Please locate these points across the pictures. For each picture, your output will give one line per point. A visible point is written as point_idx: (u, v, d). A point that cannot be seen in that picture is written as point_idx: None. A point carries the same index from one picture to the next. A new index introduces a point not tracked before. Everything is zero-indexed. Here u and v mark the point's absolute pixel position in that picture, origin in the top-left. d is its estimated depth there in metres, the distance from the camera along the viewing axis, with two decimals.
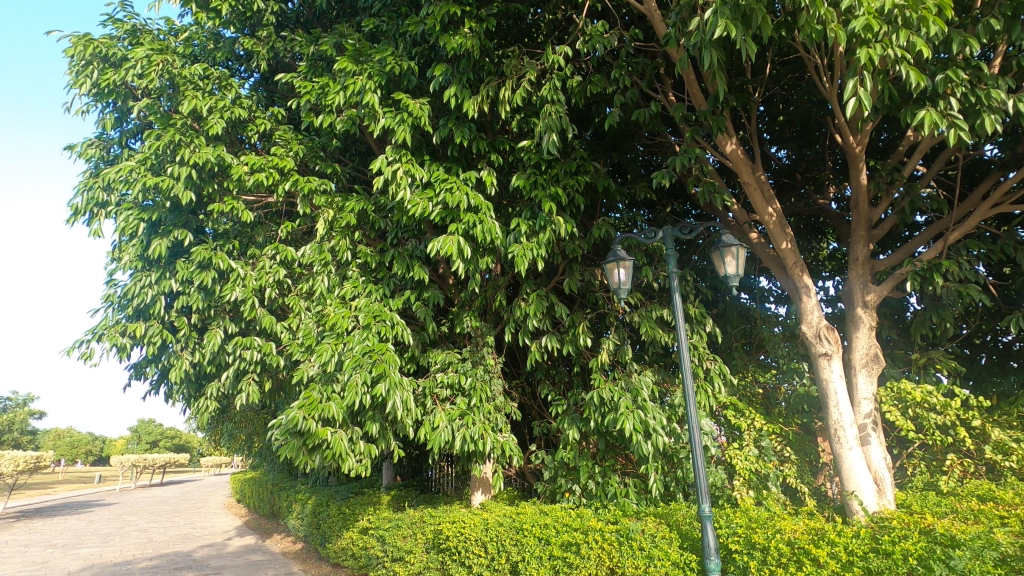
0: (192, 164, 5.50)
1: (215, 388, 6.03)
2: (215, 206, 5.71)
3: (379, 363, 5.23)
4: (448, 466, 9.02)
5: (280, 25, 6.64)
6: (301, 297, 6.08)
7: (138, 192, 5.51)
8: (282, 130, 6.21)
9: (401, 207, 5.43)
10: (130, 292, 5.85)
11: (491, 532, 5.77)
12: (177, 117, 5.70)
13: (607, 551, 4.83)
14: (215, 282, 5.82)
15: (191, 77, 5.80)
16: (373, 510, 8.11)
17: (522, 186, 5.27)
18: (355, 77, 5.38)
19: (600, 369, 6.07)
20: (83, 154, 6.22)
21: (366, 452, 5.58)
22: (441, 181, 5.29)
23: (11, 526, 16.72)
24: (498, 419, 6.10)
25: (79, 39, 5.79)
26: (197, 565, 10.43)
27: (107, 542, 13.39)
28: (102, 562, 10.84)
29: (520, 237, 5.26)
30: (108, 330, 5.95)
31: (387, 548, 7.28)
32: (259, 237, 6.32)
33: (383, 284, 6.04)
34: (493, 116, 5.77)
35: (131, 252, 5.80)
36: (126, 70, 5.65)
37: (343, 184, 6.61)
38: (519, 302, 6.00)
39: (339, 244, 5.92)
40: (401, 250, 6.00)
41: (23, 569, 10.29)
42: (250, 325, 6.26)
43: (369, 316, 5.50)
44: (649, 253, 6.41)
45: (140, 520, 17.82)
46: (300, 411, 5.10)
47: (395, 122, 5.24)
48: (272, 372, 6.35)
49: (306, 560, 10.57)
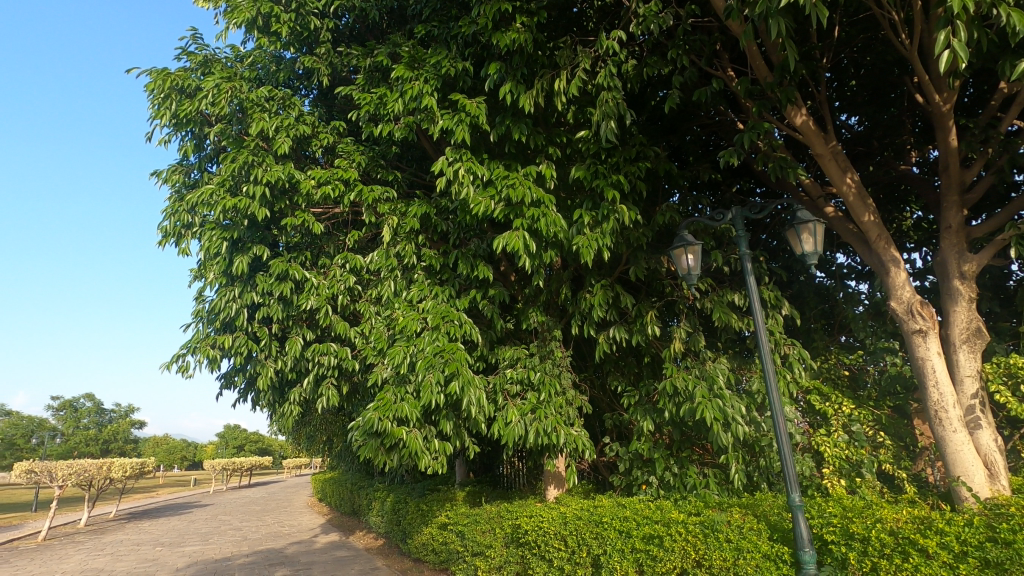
0: (265, 183, 5.80)
1: (297, 393, 6.34)
2: (288, 221, 5.99)
3: (450, 361, 5.32)
4: (519, 462, 9.10)
5: (336, 41, 6.84)
6: (371, 302, 6.29)
7: (219, 213, 5.87)
8: (344, 142, 6.43)
9: (463, 206, 5.51)
10: (216, 307, 6.24)
11: (569, 526, 5.76)
12: (249, 139, 6.01)
13: (692, 544, 4.68)
14: (292, 292, 6.11)
15: (259, 99, 6.08)
16: (450, 506, 8.30)
17: (582, 177, 5.22)
18: (411, 83, 5.50)
19: (671, 359, 5.92)
20: (167, 179, 6.68)
21: (442, 450, 5.71)
22: (501, 178, 5.32)
23: (124, 526, 18.30)
24: (570, 413, 6.11)
25: (158, 75, 6.22)
26: (288, 561, 11.04)
27: (207, 540, 14.38)
28: (204, 559, 11.65)
29: (584, 227, 5.22)
30: (200, 343, 6.39)
31: (467, 543, 7.42)
32: (328, 247, 6.60)
33: (448, 286, 6.15)
34: (548, 110, 5.74)
35: (216, 269, 6.21)
36: (201, 100, 6.02)
37: (404, 191, 6.78)
38: (584, 294, 5.96)
39: (404, 249, 6.09)
40: (464, 251, 6.08)
41: (136, 566, 11.21)
42: (325, 332, 6.53)
43: (437, 316, 5.62)
44: (718, 236, 6.20)
45: (233, 520, 19.03)
46: (375, 412, 5.29)
47: (453, 123, 5.34)
48: (349, 375, 6.61)
49: (388, 555, 10.98)
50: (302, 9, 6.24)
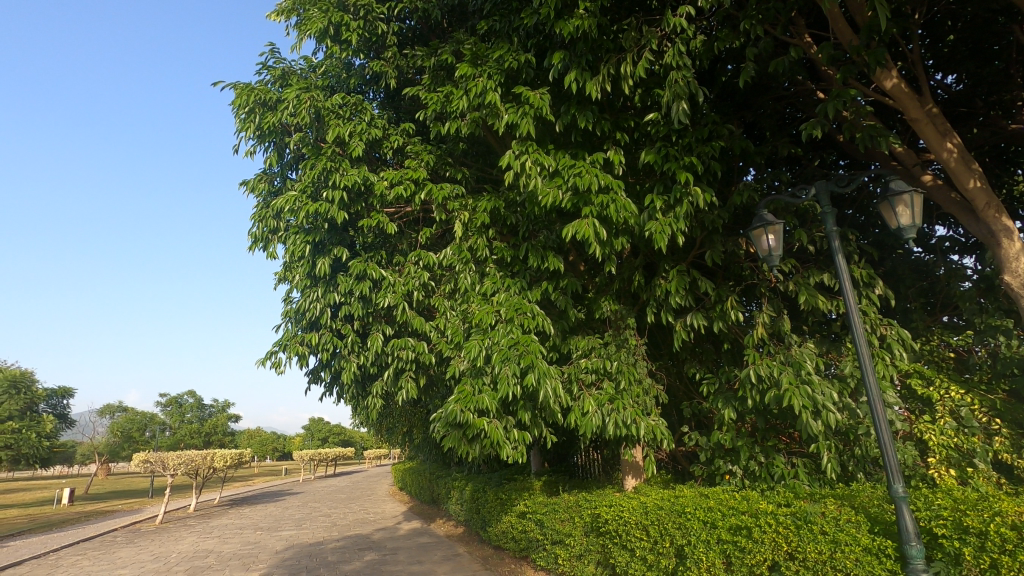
0: (342, 187, 6.07)
1: (379, 386, 6.63)
2: (365, 222, 6.25)
3: (526, 354, 5.37)
4: (595, 452, 9.10)
5: (401, 44, 7.03)
6: (445, 297, 6.46)
7: (302, 217, 6.21)
8: (414, 142, 6.62)
9: (531, 198, 5.54)
10: (303, 306, 6.61)
11: (651, 515, 5.69)
12: (326, 146, 6.31)
13: (784, 535, 4.49)
14: (371, 291, 6.37)
15: (333, 107, 6.36)
16: (528, 495, 8.43)
17: (653, 162, 5.11)
18: (475, 80, 5.58)
19: (753, 345, 5.70)
20: (254, 188, 7.14)
21: (521, 440, 5.81)
22: (568, 167, 5.30)
23: (226, 512, 19.84)
24: (648, 402, 6.03)
25: (243, 90, 6.64)
26: (376, 547, 11.61)
27: (300, 525, 15.35)
28: (300, 542, 12.45)
29: (656, 213, 5.12)
30: (290, 342, 6.80)
31: (547, 532, 7.50)
32: (402, 245, 6.82)
33: (520, 278, 6.21)
34: (614, 94, 5.65)
35: (301, 271, 6.57)
36: (282, 111, 6.38)
37: (472, 186, 6.91)
38: (658, 280, 5.84)
39: (476, 243, 6.22)
40: (534, 242, 6.11)
41: (241, 548, 12.14)
42: (403, 328, 6.76)
43: (510, 309, 5.69)
44: (800, 213, 5.88)
45: (322, 507, 20.19)
46: (456, 403, 5.45)
47: (518, 116, 5.36)
48: (426, 369, 6.83)
49: (469, 542, 11.31)
50: (369, 16, 6.47)
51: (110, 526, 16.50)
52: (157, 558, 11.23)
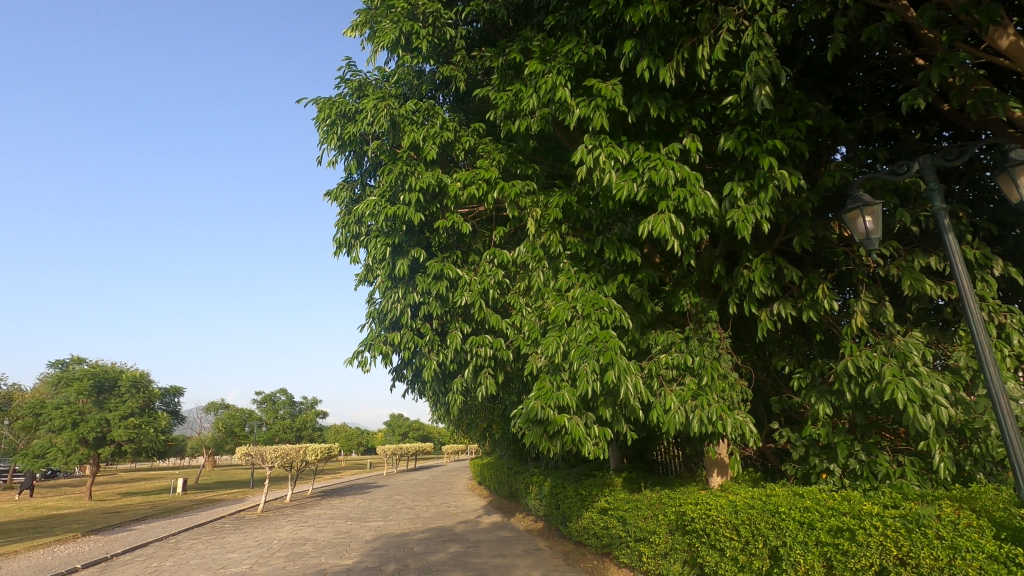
0: (418, 190, 6.26)
1: (460, 382, 6.79)
2: (441, 224, 6.41)
3: (605, 350, 5.32)
4: (676, 448, 8.87)
5: (468, 47, 7.15)
6: (520, 294, 6.51)
7: (382, 222, 6.46)
8: (484, 142, 6.72)
9: (604, 192, 5.48)
10: (385, 307, 6.88)
11: (741, 514, 5.46)
12: (402, 152, 6.52)
13: (892, 539, 4.17)
14: (448, 290, 6.51)
15: (407, 114, 6.57)
16: (609, 491, 8.35)
17: (733, 148, 4.90)
18: (544, 76, 5.58)
19: (850, 336, 5.33)
20: (337, 197, 7.50)
21: (602, 436, 5.78)
22: (642, 159, 5.21)
23: (319, 502, 21.09)
24: (734, 398, 5.82)
25: (324, 104, 7.00)
26: (460, 539, 11.92)
27: (387, 517, 16.04)
28: (388, 533, 13.00)
29: (738, 200, 4.92)
30: (374, 341, 7.10)
31: (630, 529, 7.39)
32: (477, 244, 6.93)
33: (594, 272, 6.15)
34: (688, 80, 5.47)
35: (382, 273, 6.83)
36: (361, 121, 6.67)
37: (544, 182, 6.91)
38: (741, 270, 5.60)
39: (550, 239, 6.23)
40: (608, 235, 6.03)
41: (334, 537, 12.85)
42: (480, 325, 6.88)
43: (586, 304, 5.65)
44: (901, 191, 5.43)
45: (406, 499, 21.01)
46: (536, 401, 5.50)
47: (590, 111, 5.32)
48: (504, 365, 6.92)
49: (549, 537, 11.38)
50: (438, 22, 6.63)
51: (219, 513, 17.98)
52: (261, 545, 12.13)
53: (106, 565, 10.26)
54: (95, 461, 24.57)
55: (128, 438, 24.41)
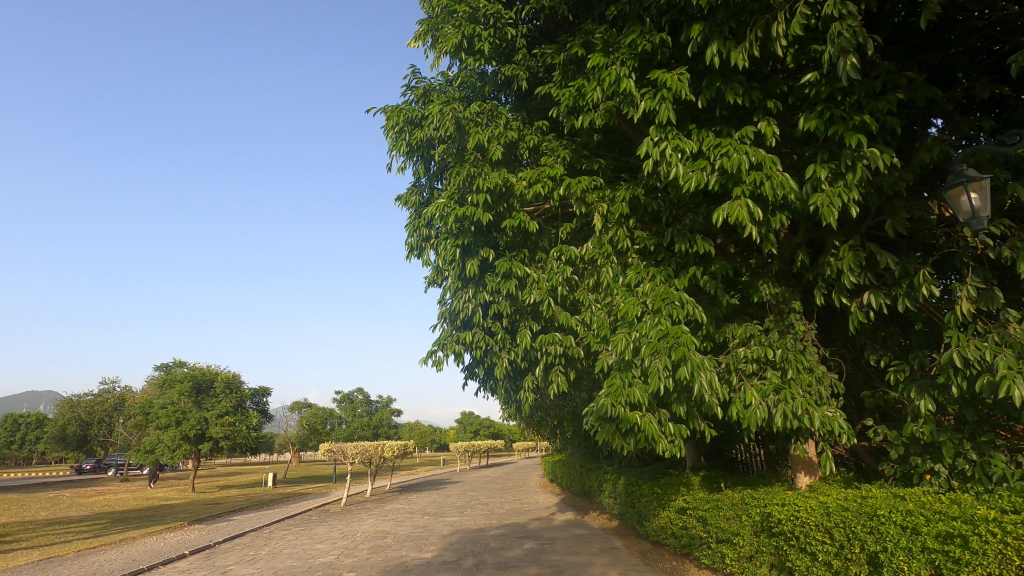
0: (485, 191, 6.33)
1: (531, 380, 6.80)
2: (507, 223, 6.45)
3: (677, 346, 5.18)
4: (758, 447, 8.48)
5: (529, 45, 7.17)
6: (589, 291, 6.43)
7: (450, 224, 6.59)
8: (548, 140, 6.71)
9: (673, 184, 5.34)
10: (456, 307, 7.00)
11: (833, 517, 5.14)
12: (468, 154, 6.63)
13: (1013, 548, 3.78)
14: (517, 289, 6.52)
15: (472, 116, 6.66)
16: (687, 490, 8.11)
17: (814, 128, 4.63)
18: (608, 69, 5.49)
19: (954, 324, 4.90)
20: (406, 201, 7.73)
21: (677, 433, 5.63)
22: (714, 146, 5.03)
23: (396, 497, 21.85)
24: (821, 392, 5.49)
25: (392, 112, 7.23)
26: (535, 535, 11.98)
27: (462, 513, 16.38)
28: (464, 528, 13.28)
29: (821, 183, 4.64)
30: (446, 341, 7.25)
31: (710, 530, 7.15)
32: (544, 242, 6.93)
33: (665, 266, 6.00)
34: (762, 60, 5.23)
35: (452, 274, 6.95)
36: (428, 126, 6.83)
37: (610, 176, 6.81)
38: (827, 257, 5.28)
39: (617, 234, 6.12)
40: (679, 228, 5.86)
41: (413, 531, 13.26)
42: (549, 323, 6.87)
43: (657, 299, 5.50)
44: (1012, 164, 4.92)
45: (479, 496, 21.34)
46: (607, 398, 5.43)
47: (656, 101, 5.19)
48: (574, 362, 6.88)
49: (625, 536, 11.21)
50: (499, 23, 6.68)
51: (306, 506, 19.03)
52: (346, 537, 12.72)
53: (209, 552, 11.13)
54: (196, 456, 26.67)
55: (224, 435, 26.33)
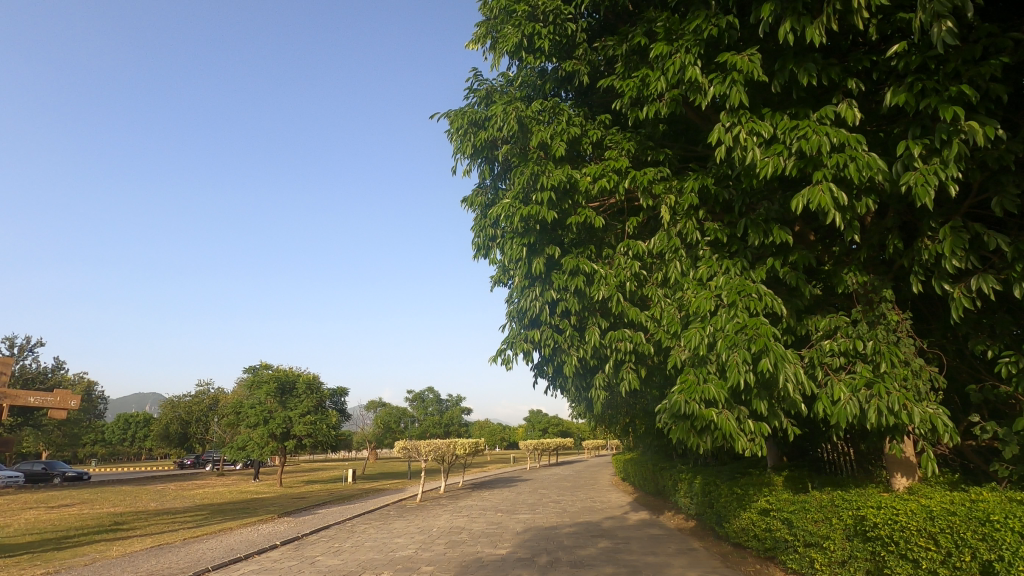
0: (550, 188, 6.31)
1: (601, 378, 6.68)
2: (573, 220, 6.39)
3: (756, 338, 4.97)
4: (848, 446, 7.97)
5: (589, 39, 7.09)
6: (659, 286, 6.26)
7: (515, 223, 6.59)
8: (611, 133, 6.62)
9: (746, 171, 5.13)
10: (524, 305, 6.99)
11: (937, 521, 4.76)
12: (531, 152, 6.64)
13: None
14: (585, 285, 6.38)
15: (534, 114, 6.67)
16: (770, 491, 7.74)
17: (904, 103, 4.30)
18: (672, 57, 5.34)
19: None
20: (473, 203, 7.85)
21: (758, 431, 5.39)
22: (790, 129, 4.78)
23: (469, 494, 22.27)
24: (920, 387, 5.09)
25: (456, 116, 7.37)
26: (609, 534, 11.85)
27: (535, 510, 16.46)
28: (537, 526, 13.34)
29: (914, 161, 4.30)
30: (515, 339, 7.29)
31: (797, 533, 6.79)
32: (610, 238, 6.83)
33: (740, 257, 5.77)
34: (841, 35, 4.93)
35: (519, 273, 6.92)
36: (491, 127, 6.91)
37: (677, 167, 6.63)
38: (922, 242, 4.88)
39: (686, 227, 5.94)
40: (753, 217, 5.61)
41: (487, 527, 13.48)
42: (618, 320, 6.73)
43: (731, 292, 5.29)
44: None
45: (551, 494, 21.35)
46: (681, 394, 5.30)
47: (725, 86, 5.00)
48: (645, 359, 6.72)
49: (704, 537, 10.86)
50: (558, 19, 6.65)
51: (384, 502, 19.74)
52: (423, 532, 13.10)
53: (298, 543, 11.80)
54: (283, 453, 28.33)
55: (307, 433, 27.79)
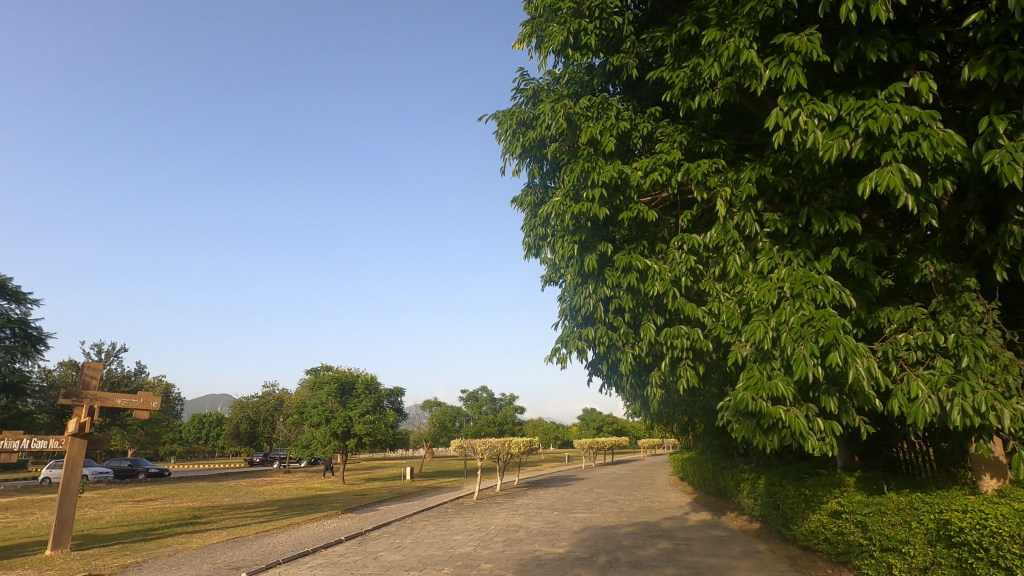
0: (601, 184, 6.21)
1: (658, 376, 6.54)
2: (626, 215, 6.28)
3: (825, 330, 4.76)
4: (928, 445, 7.48)
5: (637, 31, 6.98)
6: (716, 280, 6.08)
7: (567, 221, 6.52)
8: (662, 126, 6.48)
9: (808, 156, 4.90)
10: (577, 303, 6.92)
11: None
12: (580, 149, 6.59)
13: None
14: (638, 281, 6.29)
15: (582, 111, 6.61)
16: (842, 492, 7.38)
17: (984, 76, 4.02)
18: (724, 43, 5.19)
19: None
20: (523, 202, 7.86)
21: (828, 430, 5.14)
22: (855, 110, 4.54)
23: (525, 493, 22.35)
24: (1009, 383, 4.73)
25: (505, 116, 7.40)
26: (669, 535, 11.62)
27: (592, 509, 16.34)
28: (595, 525, 13.25)
29: (998, 138, 4.00)
30: (569, 338, 7.23)
31: (873, 537, 6.44)
32: (664, 232, 6.68)
33: (803, 247, 5.53)
34: (910, 8, 4.65)
35: (572, 270, 6.83)
36: (539, 126, 6.89)
37: (733, 157, 6.43)
38: (1009, 225, 4.53)
39: (744, 218, 5.74)
40: (816, 205, 5.36)
41: (545, 526, 13.50)
42: (674, 316, 6.59)
43: (796, 284, 5.09)
44: None
45: (608, 493, 21.13)
46: (746, 391, 5.12)
47: (782, 69, 4.81)
48: (704, 356, 6.54)
49: (770, 540, 10.48)
50: (605, 12, 6.57)
51: (442, 500, 20.09)
52: (481, 530, 13.25)
53: (362, 539, 12.19)
54: (344, 452, 29.32)
55: (367, 432, 28.65)
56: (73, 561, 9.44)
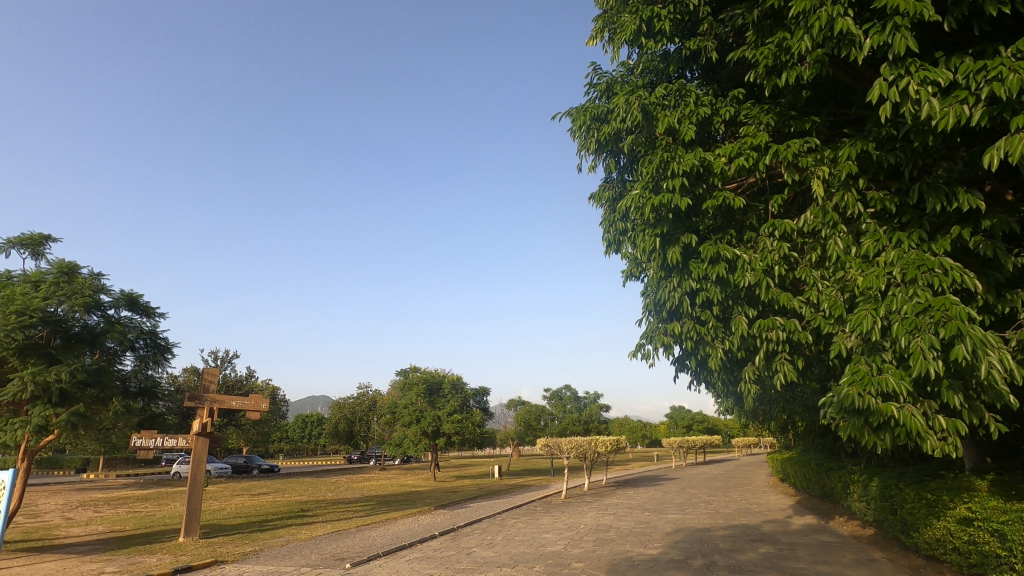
0: (682, 173, 5.98)
1: (752, 371, 6.19)
2: (710, 204, 6.01)
3: (946, 320, 4.30)
4: None
5: (715, 12, 6.68)
6: (813, 268, 5.68)
7: (647, 213, 6.31)
8: (746, 108, 6.15)
9: (918, 127, 4.45)
10: (661, 298, 6.71)
11: None
12: (659, 139, 6.38)
13: None
14: (727, 272, 5.97)
15: (659, 100, 6.42)
16: (973, 497, 6.62)
17: None
18: (814, 13, 4.84)
19: None
20: (601, 198, 7.73)
21: (951, 429, 4.65)
22: (974, 73, 4.08)
23: (614, 493, 22.02)
24: None
25: (579, 112, 7.31)
26: (771, 539, 11.00)
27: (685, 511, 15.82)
28: (689, 527, 12.81)
29: None
30: (655, 333, 7.04)
31: (1014, 548, 5.73)
32: (752, 219, 6.33)
33: (915, 228, 5.02)
34: None
35: (654, 264, 6.61)
36: (614, 119, 6.75)
37: (827, 135, 5.98)
38: None
39: (844, 199, 5.31)
40: (929, 180, 4.86)
41: (636, 527, 13.23)
42: (767, 307, 6.21)
43: (909, 268, 4.64)
44: None
45: (702, 494, 20.32)
46: (851, 386, 4.73)
47: (885, 34, 4.40)
48: (803, 349, 6.12)
49: (887, 547, 9.64)
50: None
51: (530, 498, 20.25)
52: (570, 529, 13.21)
53: (454, 535, 12.57)
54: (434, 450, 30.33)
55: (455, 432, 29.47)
56: (201, 547, 10.47)
